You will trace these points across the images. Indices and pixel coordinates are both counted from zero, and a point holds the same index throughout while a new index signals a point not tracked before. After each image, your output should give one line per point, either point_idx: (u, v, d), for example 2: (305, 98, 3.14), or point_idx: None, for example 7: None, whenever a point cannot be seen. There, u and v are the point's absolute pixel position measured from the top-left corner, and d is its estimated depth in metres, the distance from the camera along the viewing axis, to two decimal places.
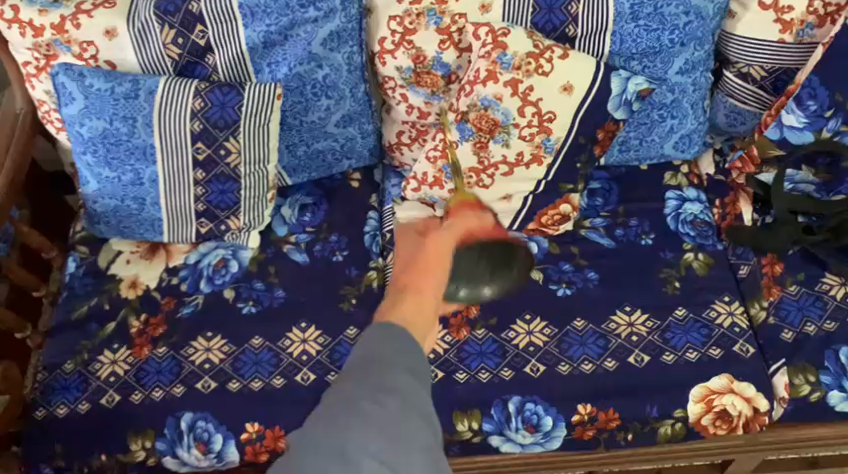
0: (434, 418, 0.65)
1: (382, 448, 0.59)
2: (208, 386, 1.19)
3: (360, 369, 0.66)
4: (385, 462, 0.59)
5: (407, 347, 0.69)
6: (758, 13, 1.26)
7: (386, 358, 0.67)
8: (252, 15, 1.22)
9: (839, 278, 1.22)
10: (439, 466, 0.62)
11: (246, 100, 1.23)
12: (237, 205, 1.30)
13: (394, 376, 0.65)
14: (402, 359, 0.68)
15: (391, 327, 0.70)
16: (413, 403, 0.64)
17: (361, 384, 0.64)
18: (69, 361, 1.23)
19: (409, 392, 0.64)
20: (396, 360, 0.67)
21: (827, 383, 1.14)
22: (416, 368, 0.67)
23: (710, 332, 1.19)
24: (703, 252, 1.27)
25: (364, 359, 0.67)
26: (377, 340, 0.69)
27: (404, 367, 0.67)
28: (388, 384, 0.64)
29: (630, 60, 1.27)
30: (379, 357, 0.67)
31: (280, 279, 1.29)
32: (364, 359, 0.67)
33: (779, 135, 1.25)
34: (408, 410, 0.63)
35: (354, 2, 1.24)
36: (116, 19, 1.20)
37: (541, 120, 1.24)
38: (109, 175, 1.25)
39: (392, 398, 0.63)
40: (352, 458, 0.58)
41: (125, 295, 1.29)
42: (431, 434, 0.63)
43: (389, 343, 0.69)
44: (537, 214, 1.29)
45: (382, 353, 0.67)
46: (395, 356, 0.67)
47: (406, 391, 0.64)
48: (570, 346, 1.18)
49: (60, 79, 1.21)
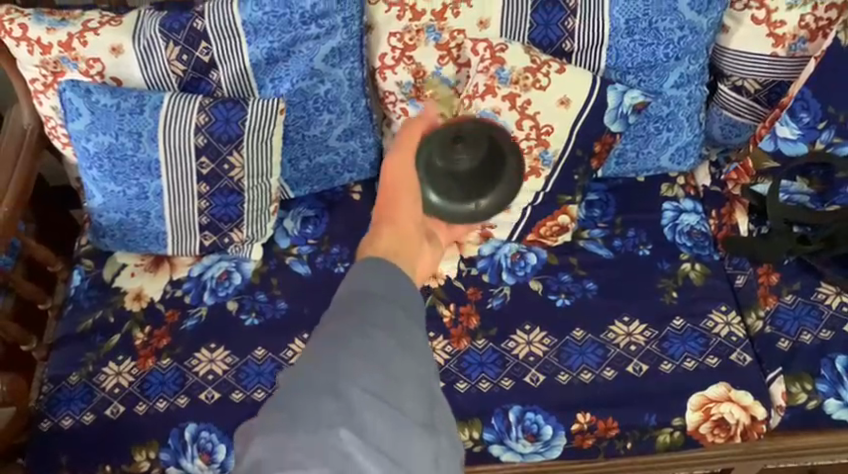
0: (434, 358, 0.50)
1: (375, 383, 0.45)
2: (212, 397, 1.20)
3: (342, 304, 0.51)
4: (380, 397, 0.44)
5: (396, 274, 0.54)
6: (751, 27, 1.28)
7: (372, 286, 0.52)
8: (255, 32, 1.24)
9: (834, 287, 1.23)
10: (441, 411, 0.48)
11: (249, 115, 1.25)
12: (240, 218, 1.32)
13: (381, 303, 0.51)
14: (391, 285, 0.53)
15: (373, 257, 0.55)
16: (408, 332, 0.49)
17: (345, 315, 0.49)
18: (75, 373, 1.25)
19: (402, 318, 0.50)
20: (384, 287, 0.52)
21: (823, 391, 1.15)
22: (406, 295, 0.53)
23: (707, 341, 1.20)
24: (700, 262, 1.29)
25: (350, 291, 0.52)
26: (359, 271, 0.54)
27: (393, 294, 0.52)
28: (377, 312, 0.49)
29: (626, 75, 1.30)
30: (364, 287, 0.52)
31: (282, 291, 1.31)
32: (345, 291, 0.52)
33: (773, 147, 1.27)
34: (403, 340, 0.48)
35: (355, 19, 1.27)
36: (122, 36, 1.23)
37: (539, 133, 1.26)
38: (114, 189, 1.27)
39: (383, 327, 0.48)
40: (339, 394, 0.44)
41: (130, 308, 1.31)
42: (433, 376, 0.49)
43: (376, 273, 0.53)
44: (536, 225, 1.31)
45: (369, 283, 0.52)
46: (382, 283, 0.52)
47: (399, 319, 0.50)
48: (569, 356, 1.20)
49: (67, 95, 1.23)
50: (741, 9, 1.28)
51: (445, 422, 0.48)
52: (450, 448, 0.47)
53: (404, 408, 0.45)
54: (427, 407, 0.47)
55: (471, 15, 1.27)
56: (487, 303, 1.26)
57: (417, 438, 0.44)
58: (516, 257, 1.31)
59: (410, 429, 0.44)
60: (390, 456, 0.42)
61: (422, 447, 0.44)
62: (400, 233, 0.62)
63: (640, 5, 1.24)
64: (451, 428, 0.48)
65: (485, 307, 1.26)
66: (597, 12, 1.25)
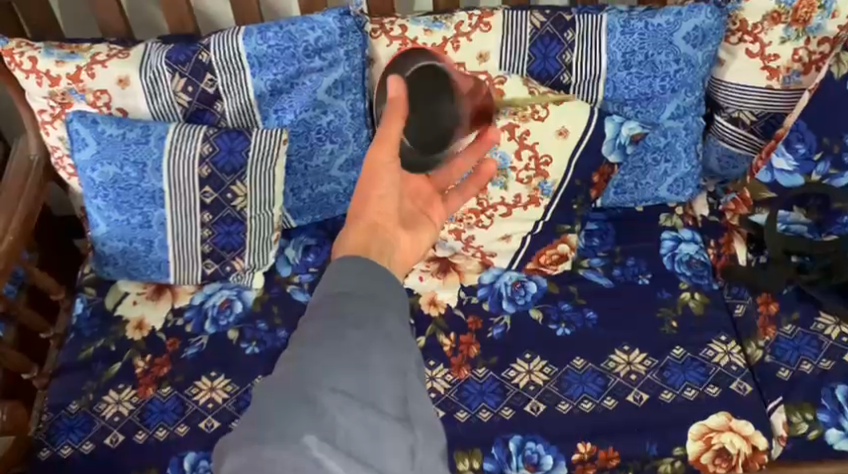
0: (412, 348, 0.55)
1: (349, 385, 0.49)
2: (211, 426, 1.20)
3: (321, 305, 0.54)
4: (354, 397, 0.49)
5: (373, 271, 0.57)
6: (746, 61, 1.31)
7: (350, 287, 0.55)
8: (259, 64, 1.27)
9: (834, 317, 1.23)
10: (418, 399, 0.52)
11: (253, 145, 1.27)
12: (242, 247, 1.33)
13: (358, 303, 0.54)
14: (368, 285, 0.56)
15: (352, 257, 0.58)
16: (383, 331, 0.53)
17: (323, 318, 0.53)
18: (76, 401, 1.25)
19: (377, 316, 0.53)
20: (362, 285, 0.56)
21: (824, 421, 1.14)
22: (382, 290, 0.56)
23: (707, 370, 1.20)
24: (700, 291, 1.30)
25: (329, 292, 0.55)
26: (338, 271, 0.57)
27: (370, 291, 0.55)
28: (352, 314, 0.53)
29: (624, 106, 1.32)
30: (341, 287, 0.55)
31: (282, 320, 1.31)
32: (325, 291, 0.55)
33: (770, 178, 1.29)
34: (377, 340, 0.52)
35: (358, 52, 1.30)
36: (129, 69, 1.26)
37: (538, 163, 1.29)
38: (118, 218, 1.29)
39: (358, 328, 0.52)
40: (315, 398, 0.48)
41: (131, 336, 1.31)
42: (409, 367, 0.53)
43: (355, 273, 0.57)
44: (536, 254, 1.32)
45: (347, 283, 0.56)
46: (360, 282, 0.56)
47: (373, 317, 0.53)
48: (569, 385, 1.20)
49: (74, 125, 1.25)
50: (736, 42, 1.31)
51: (422, 410, 0.53)
52: (424, 434, 0.51)
53: (377, 405, 0.49)
54: (401, 399, 0.51)
55: (471, 48, 1.30)
56: (488, 332, 1.27)
57: (389, 429, 0.49)
58: (516, 286, 1.31)
59: (383, 424, 0.49)
60: (361, 450, 0.47)
61: (396, 438, 0.49)
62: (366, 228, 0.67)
63: (636, 39, 1.28)
64: (428, 414, 0.53)
65: (485, 335, 1.26)
66: (594, 46, 1.28)
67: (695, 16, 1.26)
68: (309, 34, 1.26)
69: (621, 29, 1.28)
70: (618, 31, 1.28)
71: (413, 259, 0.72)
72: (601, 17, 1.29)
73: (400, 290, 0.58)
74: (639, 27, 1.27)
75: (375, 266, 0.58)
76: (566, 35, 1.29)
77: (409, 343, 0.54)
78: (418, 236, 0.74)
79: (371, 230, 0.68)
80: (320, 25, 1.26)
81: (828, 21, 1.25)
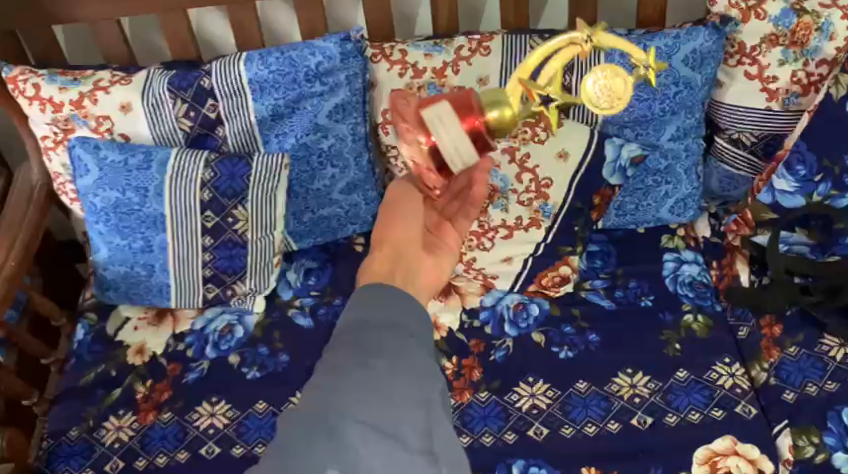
0: (436, 375, 0.54)
1: (373, 417, 0.49)
2: (212, 451, 1.19)
3: (346, 335, 0.54)
4: (377, 431, 0.48)
5: (399, 294, 0.57)
6: (744, 83, 1.32)
7: (375, 315, 0.55)
8: (261, 89, 1.27)
9: (839, 339, 1.22)
10: (443, 428, 0.52)
11: (254, 170, 1.28)
12: (244, 271, 1.33)
13: (382, 331, 0.54)
14: (393, 311, 0.56)
15: (376, 285, 0.58)
16: (406, 360, 0.52)
17: (347, 349, 0.53)
18: (76, 427, 1.24)
19: (401, 345, 0.53)
20: (387, 313, 0.55)
21: (831, 444, 1.11)
22: (406, 318, 0.55)
23: (712, 393, 1.19)
24: (703, 314, 1.29)
25: (355, 320, 0.55)
26: (362, 300, 0.57)
27: (394, 319, 0.55)
28: (376, 343, 0.53)
29: (623, 128, 1.33)
30: (366, 314, 0.55)
31: (284, 344, 1.30)
32: (350, 319, 0.55)
33: (771, 199, 1.29)
34: (401, 369, 0.51)
35: (359, 77, 1.31)
36: (132, 95, 1.27)
37: (538, 186, 1.30)
38: (119, 243, 1.29)
39: (381, 357, 0.52)
40: (338, 433, 0.48)
41: (132, 362, 1.31)
42: (434, 393, 0.52)
43: (379, 301, 0.57)
44: (537, 276, 1.32)
45: (372, 312, 0.55)
46: (385, 309, 0.56)
47: (396, 346, 0.53)
48: (572, 409, 1.19)
49: (77, 151, 1.26)
50: (734, 65, 1.32)
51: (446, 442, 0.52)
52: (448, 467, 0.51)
53: (400, 437, 0.49)
54: (426, 432, 0.50)
55: (471, 72, 1.31)
56: (489, 355, 1.26)
57: (412, 465, 0.48)
58: (518, 307, 1.31)
59: (404, 457, 0.48)
60: None
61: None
62: (389, 256, 0.68)
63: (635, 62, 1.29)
64: (452, 444, 0.52)
65: (487, 359, 1.26)
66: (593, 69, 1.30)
67: (694, 39, 1.27)
68: (310, 59, 1.27)
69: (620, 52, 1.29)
70: (617, 53, 1.29)
71: (439, 280, 0.70)
72: None
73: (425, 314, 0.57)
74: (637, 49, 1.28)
75: (402, 292, 0.58)
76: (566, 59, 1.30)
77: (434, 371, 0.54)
78: (439, 261, 0.73)
79: (396, 255, 0.69)
80: (321, 51, 1.27)
81: (825, 43, 1.26)
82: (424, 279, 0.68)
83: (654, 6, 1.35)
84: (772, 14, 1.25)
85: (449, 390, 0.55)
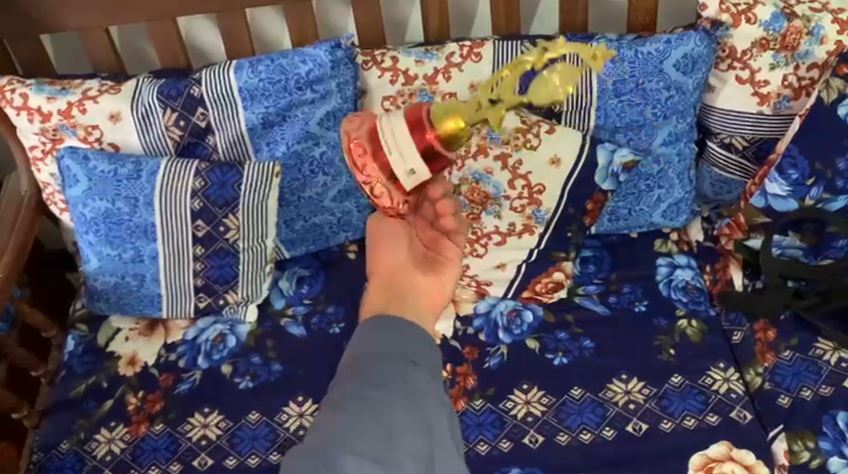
0: (435, 406, 0.57)
1: (372, 446, 0.51)
2: (205, 463, 1.18)
3: (349, 366, 0.58)
4: (374, 459, 0.51)
5: (405, 325, 0.61)
6: (736, 87, 1.32)
7: (380, 349, 0.58)
8: (251, 98, 1.27)
9: (833, 343, 1.22)
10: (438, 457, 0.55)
11: (244, 178, 1.26)
12: (236, 279, 1.32)
13: (383, 363, 0.57)
14: (397, 343, 0.59)
15: (376, 316, 0.61)
16: (408, 390, 0.56)
17: (349, 381, 0.56)
18: (66, 440, 1.23)
19: (403, 377, 0.56)
20: (390, 345, 0.59)
21: (826, 449, 1.11)
22: (410, 347, 0.59)
23: (707, 398, 1.19)
24: (696, 319, 1.29)
25: (361, 353, 0.58)
26: (366, 331, 0.60)
27: (397, 350, 0.58)
28: (378, 376, 0.56)
29: (615, 133, 1.32)
30: (370, 347, 0.58)
31: (277, 354, 1.29)
32: (355, 353, 0.59)
33: (764, 203, 1.29)
34: (401, 399, 0.55)
35: (349, 84, 1.30)
36: (120, 104, 1.26)
37: (531, 191, 1.29)
38: (110, 253, 1.28)
39: (381, 389, 0.55)
40: (334, 462, 0.50)
41: (123, 373, 1.30)
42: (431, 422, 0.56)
43: (382, 331, 0.60)
44: (531, 282, 1.31)
45: (375, 343, 0.59)
46: (387, 343, 0.59)
47: (398, 379, 0.56)
48: (568, 416, 1.18)
49: (66, 161, 1.25)
50: (726, 69, 1.32)
51: (447, 464, 0.57)
52: None
53: (397, 464, 0.52)
54: (423, 457, 0.54)
55: (462, 78, 1.31)
56: (484, 362, 1.25)
57: None
58: (512, 314, 1.31)
59: None
60: None
61: None
62: (384, 285, 0.70)
63: (626, 68, 1.29)
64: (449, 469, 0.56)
65: (481, 366, 1.25)
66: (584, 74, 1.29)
67: (684, 44, 1.27)
68: (300, 67, 1.26)
69: (611, 57, 1.29)
70: (608, 59, 1.29)
71: (442, 299, 0.71)
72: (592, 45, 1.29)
73: (430, 348, 0.61)
74: (629, 55, 1.28)
75: (405, 323, 0.61)
76: None
77: (437, 400, 0.58)
78: (439, 276, 0.73)
79: (389, 285, 0.70)
80: (311, 58, 1.26)
81: (816, 47, 1.26)
82: (426, 299, 0.70)
83: (644, 11, 1.35)
84: (762, 19, 1.25)
85: (451, 417, 0.59)
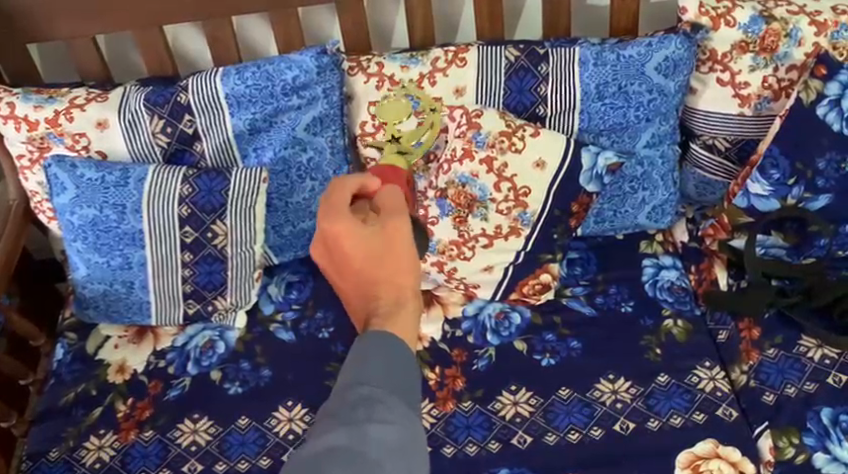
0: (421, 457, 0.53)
1: None
2: (194, 469, 1.18)
3: (339, 395, 0.54)
4: None
5: (401, 361, 0.58)
6: (716, 89, 1.34)
7: (377, 380, 0.55)
8: (238, 104, 1.28)
9: (816, 340, 1.24)
10: None
11: (232, 184, 1.27)
12: (224, 286, 1.32)
13: (380, 398, 0.53)
14: (391, 378, 0.55)
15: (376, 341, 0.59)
16: (400, 431, 0.52)
17: (341, 410, 0.51)
18: (56, 448, 1.23)
19: (399, 416, 0.53)
20: (386, 379, 0.55)
21: (810, 445, 1.12)
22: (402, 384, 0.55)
23: (693, 396, 1.20)
24: (683, 318, 1.30)
25: (358, 382, 0.54)
26: (364, 358, 0.57)
27: (393, 386, 0.55)
28: (372, 412, 0.52)
29: (599, 136, 1.34)
30: (367, 378, 0.54)
31: (266, 359, 1.30)
32: (350, 381, 0.54)
33: (747, 203, 1.30)
34: (394, 442, 0.51)
35: (335, 90, 1.31)
36: (108, 112, 1.27)
37: (517, 194, 1.28)
38: (98, 260, 1.29)
39: (376, 426, 0.51)
40: None
41: (112, 380, 1.30)
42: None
43: (383, 363, 0.56)
44: (518, 284, 1.32)
45: (373, 374, 0.55)
46: (381, 375, 0.55)
47: (393, 419, 0.52)
48: (556, 416, 1.19)
49: (53, 170, 1.26)
50: (707, 72, 1.34)
51: None
52: None
53: None
54: None
55: (447, 83, 1.34)
56: (473, 365, 1.26)
57: None
58: (500, 316, 1.32)
59: None
60: None
61: None
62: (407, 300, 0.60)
63: (608, 71, 1.30)
64: None
65: (470, 368, 1.26)
66: (568, 79, 1.31)
67: (666, 46, 1.28)
68: (286, 73, 1.27)
69: (593, 61, 1.31)
70: (591, 63, 1.31)
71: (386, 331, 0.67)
72: (575, 50, 1.31)
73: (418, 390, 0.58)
74: (611, 58, 1.30)
75: (397, 355, 0.58)
76: (541, 68, 1.32)
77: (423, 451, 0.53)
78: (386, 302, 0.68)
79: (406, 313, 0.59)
80: (297, 65, 1.27)
81: (794, 49, 1.29)
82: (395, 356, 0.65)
83: (626, 16, 1.37)
84: (741, 22, 1.28)
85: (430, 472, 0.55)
